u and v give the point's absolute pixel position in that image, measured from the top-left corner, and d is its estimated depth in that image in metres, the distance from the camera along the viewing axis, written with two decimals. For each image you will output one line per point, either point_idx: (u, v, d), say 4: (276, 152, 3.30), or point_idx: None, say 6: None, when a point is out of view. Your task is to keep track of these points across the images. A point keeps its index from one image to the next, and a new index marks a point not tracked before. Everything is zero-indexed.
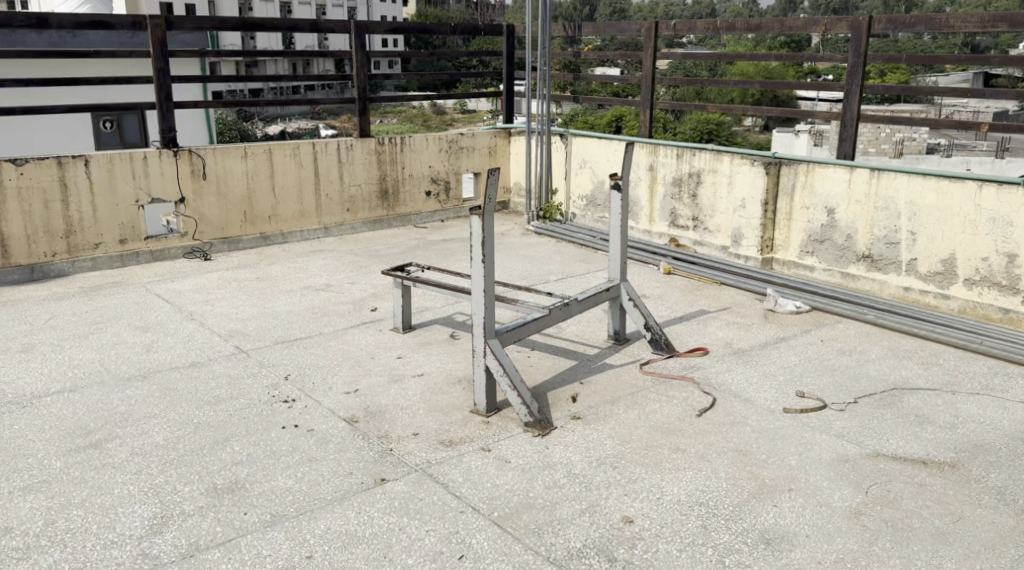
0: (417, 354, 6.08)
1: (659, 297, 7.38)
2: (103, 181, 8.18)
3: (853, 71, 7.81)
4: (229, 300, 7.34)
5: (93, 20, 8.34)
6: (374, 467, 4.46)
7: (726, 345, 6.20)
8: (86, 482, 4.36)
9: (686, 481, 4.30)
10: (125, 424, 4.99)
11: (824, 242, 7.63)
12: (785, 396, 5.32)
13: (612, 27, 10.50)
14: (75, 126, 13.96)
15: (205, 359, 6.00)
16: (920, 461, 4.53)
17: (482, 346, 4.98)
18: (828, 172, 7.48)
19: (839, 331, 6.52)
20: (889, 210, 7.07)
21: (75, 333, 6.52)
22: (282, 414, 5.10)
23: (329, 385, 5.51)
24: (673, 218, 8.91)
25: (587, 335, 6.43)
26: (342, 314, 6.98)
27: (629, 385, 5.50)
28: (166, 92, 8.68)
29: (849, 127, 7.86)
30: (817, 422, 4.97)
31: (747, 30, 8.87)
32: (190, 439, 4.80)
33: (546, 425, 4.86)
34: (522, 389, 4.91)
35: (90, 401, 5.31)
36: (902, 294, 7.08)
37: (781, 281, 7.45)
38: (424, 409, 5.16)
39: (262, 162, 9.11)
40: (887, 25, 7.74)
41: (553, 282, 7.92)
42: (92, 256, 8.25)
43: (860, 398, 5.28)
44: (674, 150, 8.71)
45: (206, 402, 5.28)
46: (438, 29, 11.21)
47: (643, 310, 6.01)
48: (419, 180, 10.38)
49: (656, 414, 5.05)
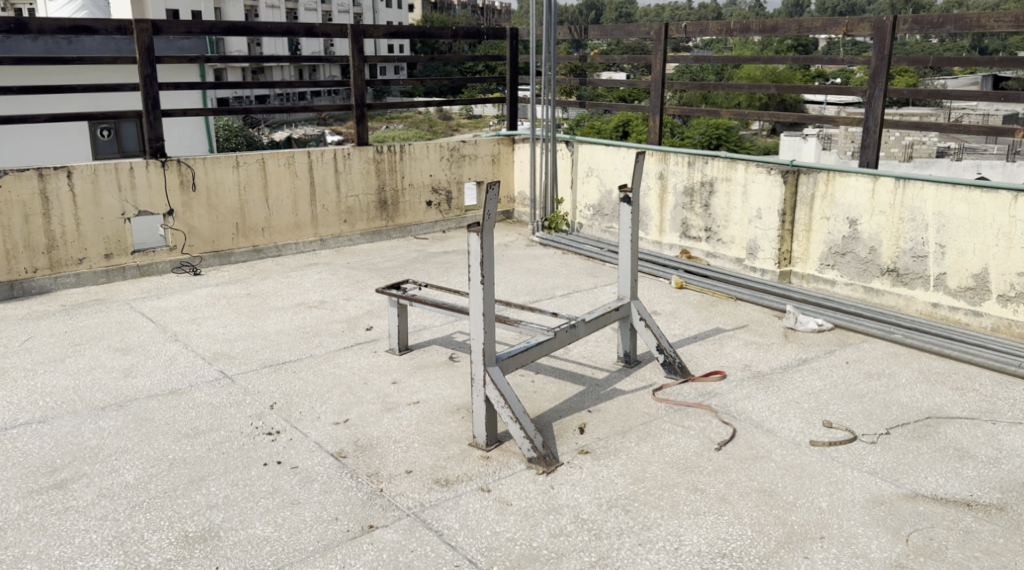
0: (413, 379, 5.67)
1: (671, 314, 6.96)
2: (86, 193, 7.81)
3: (876, 75, 7.36)
4: (216, 319, 6.95)
5: (76, 25, 7.98)
6: (361, 512, 4.05)
7: (745, 368, 5.78)
8: (45, 530, 3.95)
9: (707, 527, 3.88)
10: (95, 461, 4.60)
11: (846, 255, 7.20)
12: (811, 426, 4.90)
13: (618, 30, 10.04)
14: (72, 135, 13.58)
15: (186, 385, 5.60)
16: (963, 503, 4.10)
17: (481, 374, 4.57)
18: (850, 181, 7.05)
19: (865, 351, 6.09)
20: (916, 222, 6.65)
21: (51, 356, 6.12)
22: (264, 449, 4.70)
23: (317, 415, 5.11)
24: (684, 228, 8.50)
25: (595, 357, 6.03)
26: (335, 334, 6.58)
27: (641, 414, 5.08)
28: (153, 99, 8.28)
29: (872, 133, 7.39)
30: (848, 457, 4.55)
31: (761, 32, 8.41)
32: (164, 478, 4.41)
33: (551, 462, 4.45)
34: (525, 421, 4.50)
35: (59, 433, 4.91)
36: (931, 311, 6.65)
37: (800, 296, 7.04)
38: (419, 443, 4.75)
39: (256, 172, 8.73)
40: (912, 25, 7.26)
41: (558, 298, 7.51)
42: (75, 271, 7.87)
43: (893, 429, 4.86)
44: (687, 157, 8.31)
45: (184, 435, 4.89)
46: (439, 33, 10.74)
47: (656, 331, 5.59)
48: (419, 190, 9.99)
49: (671, 448, 4.63)
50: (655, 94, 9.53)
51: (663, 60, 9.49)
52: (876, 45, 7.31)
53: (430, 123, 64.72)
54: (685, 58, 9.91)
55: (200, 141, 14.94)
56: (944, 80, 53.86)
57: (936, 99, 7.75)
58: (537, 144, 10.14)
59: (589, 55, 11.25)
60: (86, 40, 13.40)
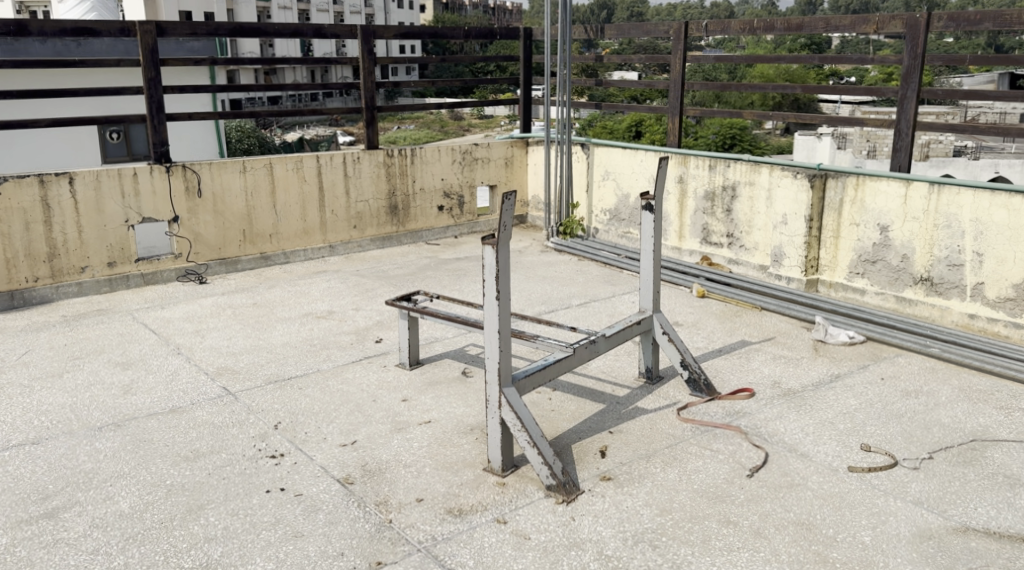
0: (425, 396, 5.40)
1: (694, 325, 6.66)
2: (89, 200, 7.58)
3: (908, 74, 7.00)
4: (220, 331, 6.70)
5: (78, 28, 7.70)
6: (369, 547, 3.79)
7: (774, 385, 5.46)
8: (32, 566, 3.70)
9: (741, 566, 3.59)
10: (88, 487, 4.34)
11: (876, 263, 6.88)
12: (847, 449, 4.60)
13: (636, 29, 9.69)
14: (82, 138, 13.39)
15: (187, 403, 5.34)
16: (1019, 538, 3.80)
17: (497, 396, 4.29)
18: (881, 186, 6.74)
19: (901, 366, 5.78)
20: (952, 228, 6.33)
21: (48, 371, 5.88)
22: (267, 474, 4.44)
23: (323, 436, 4.85)
24: (705, 234, 8.20)
25: (615, 372, 5.74)
26: (343, 347, 6.32)
27: (665, 436, 4.79)
28: (157, 103, 8.03)
29: (905, 135, 7.04)
30: (890, 485, 4.25)
31: (786, 29, 8.06)
32: (160, 507, 4.15)
33: (571, 490, 4.16)
34: (544, 446, 4.22)
35: (52, 456, 4.67)
36: (968, 322, 6.33)
37: (829, 306, 6.73)
38: (431, 467, 4.48)
39: (263, 177, 8.49)
40: (947, 23, 6.90)
41: (574, 308, 7.23)
42: (77, 281, 7.65)
43: (936, 454, 4.55)
44: (708, 160, 8.01)
45: (183, 458, 4.63)
46: (451, 33, 10.44)
47: (679, 346, 5.32)
48: (430, 194, 9.73)
49: (699, 475, 4.34)
50: (674, 95, 9.21)
51: (682, 60, 9.16)
52: (909, 43, 6.97)
53: (442, 123, 64.57)
54: (704, 57, 9.56)
55: (209, 144, 14.71)
56: (959, 79, 53.30)
57: (971, 99, 7.38)
58: (551, 147, 9.85)
59: (603, 55, 10.93)
60: (93, 41, 13.17)
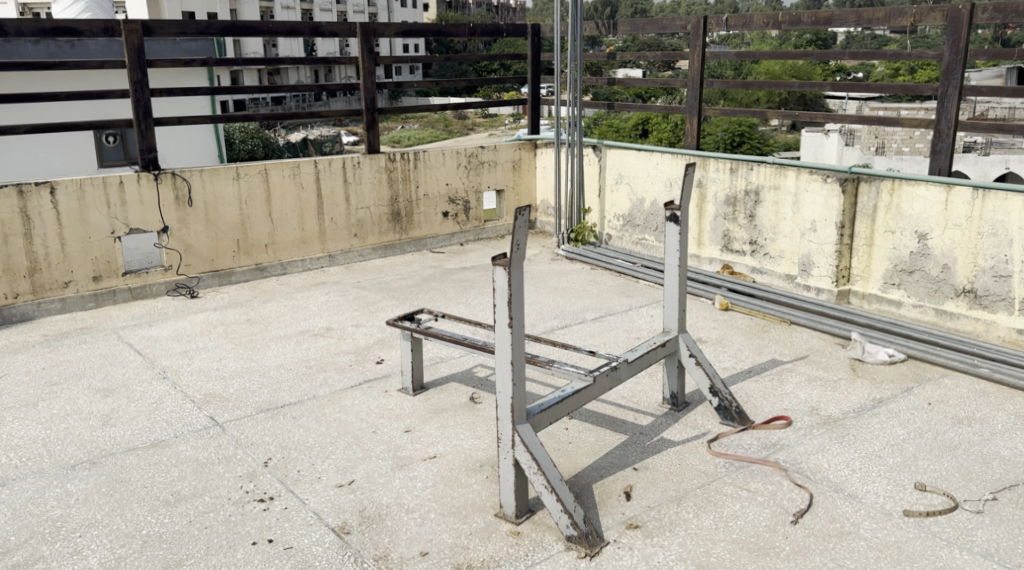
0: (430, 427, 4.94)
1: (719, 342, 6.18)
2: (72, 211, 7.14)
3: (949, 70, 6.51)
4: (210, 352, 6.25)
5: (58, 27, 7.20)
6: None
7: (812, 412, 4.99)
8: None
9: None
10: (55, 539, 3.89)
11: (914, 273, 6.40)
12: (900, 489, 4.13)
13: (651, 24, 9.16)
14: (76, 144, 12.86)
15: (170, 437, 4.89)
16: None
17: (510, 434, 3.81)
18: (919, 190, 6.25)
19: (947, 389, 5.30)
20: (998, 237, 5.85)
21: (22, 400, 5.43)
22: (254, 522, 3.99)
23: (318, 475, 4.39)
24: (726, 241, 7.73)
25: (636, 398, 5.27)
26: (341, 369, 5.87)
27: (696, 473, 4.32)
28: (144, 106, 7.56)
29: (945, 136, 6.57)
30: (953, 533, 3.78)
31: (813, 24, 7.56)
32: (133, 563, 3.69)
33: (594, 542, 3.70)
34: (564, 491, 3.75)
35: (18, 501, 4.22)
36: (1016, 338, 5.84)
37: (864, 320, 6.25)
38: (436, 513, 4.01)
39: (258, 184, 8.04)
40: (993, 14, 6.37)
41: (589, 323, 6.75)
42: (60, 296, 7.20)
43: (1000, 494, 4.08)
44: (729, 163, 7.53)
45: (162, 503, 4.18)
46: (456, 30, 9.95)
47: (708, 370, 4.84)
48: (434, 200, 9.27)
49: (737, 521, 3.87)
50: (693, 94, 8.71)
51: (700, 56, 8.63)
52: (950, 37, 6.46)
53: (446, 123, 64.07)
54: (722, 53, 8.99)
55: (208, 148, 14.19)
56: (967, 74, 52.63)
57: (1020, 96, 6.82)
58: (562, 151, 9.37)
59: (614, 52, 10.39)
60: (88, 42, 12.67)
